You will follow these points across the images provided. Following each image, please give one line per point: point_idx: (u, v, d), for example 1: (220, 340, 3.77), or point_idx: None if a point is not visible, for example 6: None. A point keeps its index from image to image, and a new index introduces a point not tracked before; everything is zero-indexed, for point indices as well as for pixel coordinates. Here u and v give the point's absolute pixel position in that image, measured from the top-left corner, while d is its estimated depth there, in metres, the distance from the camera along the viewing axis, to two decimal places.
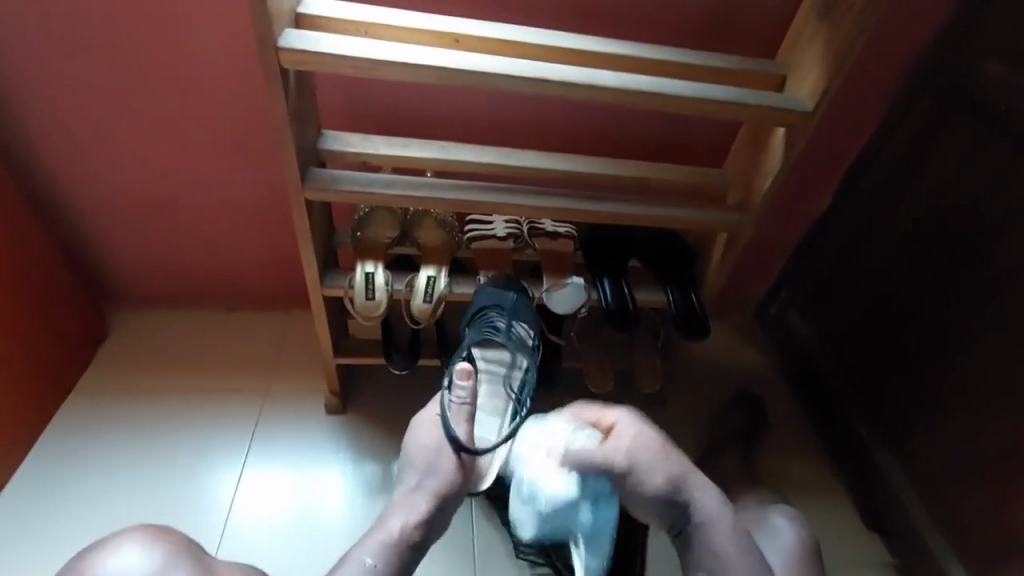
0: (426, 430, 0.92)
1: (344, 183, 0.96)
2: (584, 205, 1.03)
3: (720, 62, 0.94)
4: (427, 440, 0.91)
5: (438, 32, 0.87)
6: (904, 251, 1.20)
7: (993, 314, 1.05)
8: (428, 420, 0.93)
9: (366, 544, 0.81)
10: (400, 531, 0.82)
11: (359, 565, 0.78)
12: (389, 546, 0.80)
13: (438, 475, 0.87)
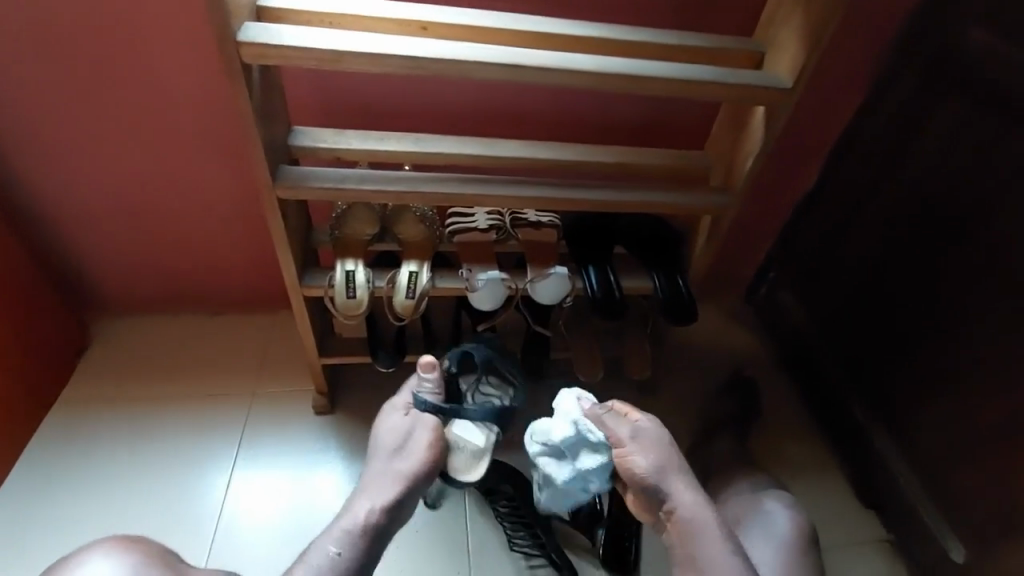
0: (394, 418, 0.99)
1: (316, 180, 0.93)
2: (564, 193, 1.01)
3: (696, 40, 0.92)
4: (396, 425, 0.98)
5: (404, 20, 0.85)
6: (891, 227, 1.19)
7: (981, 287, 1.04)
8: (398, 408, 1.01)
9: (333, 530, 0.86)
10: (365, 518, 0.87)
11: (325, 555, 0.82)
12: (354, 535, 0.85)
13: (407, 454, 0.95)
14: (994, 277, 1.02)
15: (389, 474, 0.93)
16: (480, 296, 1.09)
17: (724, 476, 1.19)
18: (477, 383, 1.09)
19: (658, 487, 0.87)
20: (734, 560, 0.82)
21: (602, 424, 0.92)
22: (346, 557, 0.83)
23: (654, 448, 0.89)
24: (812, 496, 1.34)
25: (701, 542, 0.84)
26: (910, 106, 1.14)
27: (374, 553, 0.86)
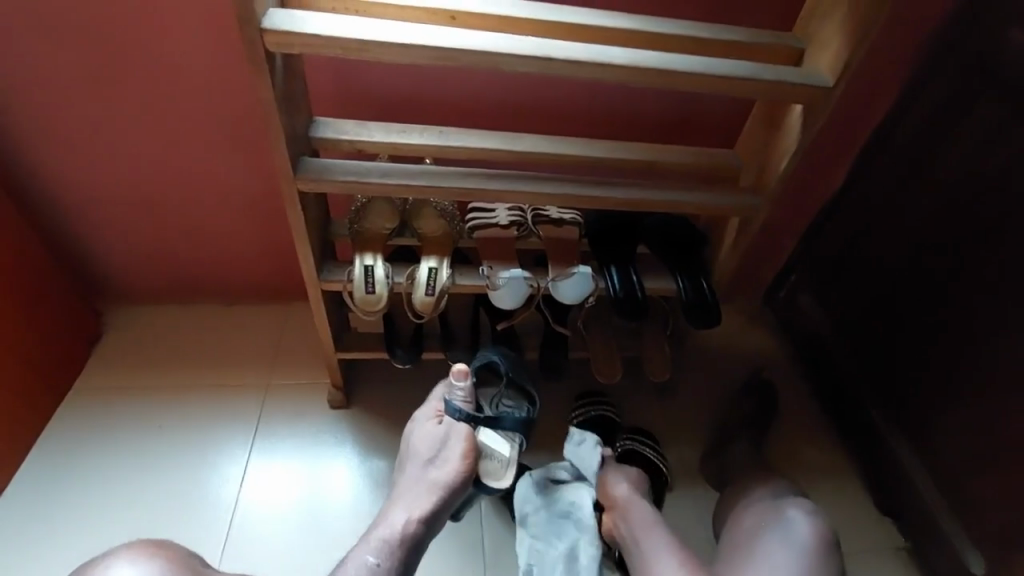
0: (427, 427, 1.03)
1: (338, 173, 0.91)
2: (590, 191, 0.98)
3: (733, 34, 0.89)
4: (428, 435, 1.02)
5: (432, 9, 0.82)
6: (923, 231, 1.15)
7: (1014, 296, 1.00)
8: (430, 417, 1.04)
9: (370, 537, 0.89)
10: (401, 528, 0.90)
11: (363, 564, 0.84)
12: (391, 546, 0.87)
13: (443, 464, 0.99)
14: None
15: (423, 484, 0.96)
16: (501, 295, 1.06)
17: (742, 481, 1.17)
18: (498, 397, 1.14)
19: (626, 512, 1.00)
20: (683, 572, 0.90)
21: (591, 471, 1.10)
22: (384, 567, 0.85)
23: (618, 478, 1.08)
24: (831, 503, 1.32)
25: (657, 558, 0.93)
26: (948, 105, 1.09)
27: (410, 561, 0.88)
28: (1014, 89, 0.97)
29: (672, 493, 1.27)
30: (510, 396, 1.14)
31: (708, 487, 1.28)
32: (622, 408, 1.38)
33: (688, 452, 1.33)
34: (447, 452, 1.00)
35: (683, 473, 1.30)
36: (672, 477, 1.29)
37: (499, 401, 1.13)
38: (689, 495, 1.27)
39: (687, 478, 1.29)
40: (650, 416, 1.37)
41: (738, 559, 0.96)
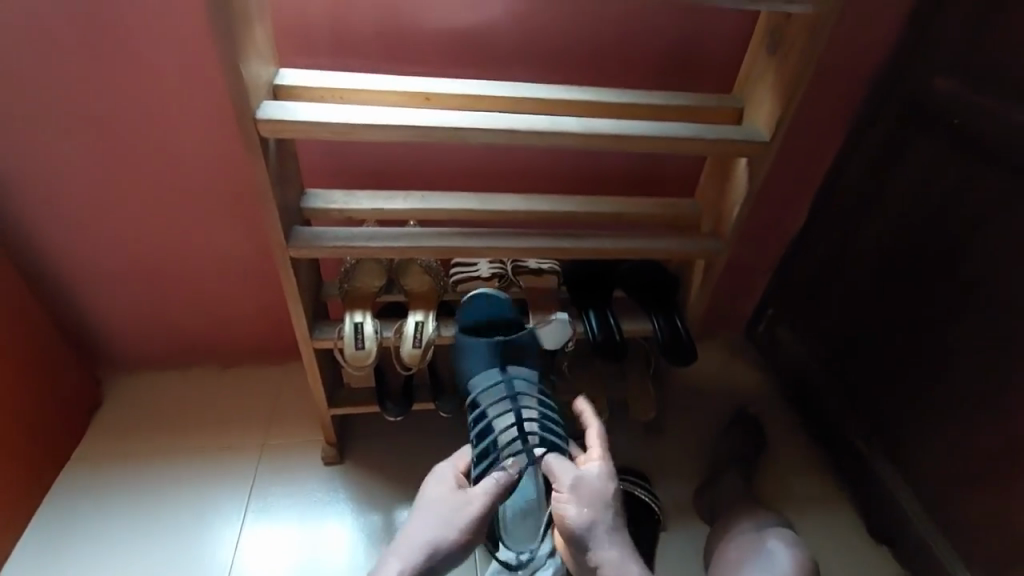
0: (447, 484, 0.88)
1: (327, 239, 0.99)
2: (562, 244, 1.06)
3: (678, 100, 0.99)
4: (443, 500, 0.86)
5: (410, 93, 0.92)
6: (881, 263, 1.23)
7: (965, 319, 1.07)
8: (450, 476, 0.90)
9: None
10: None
11: None
12: None
13: (450, 524, 0.83)
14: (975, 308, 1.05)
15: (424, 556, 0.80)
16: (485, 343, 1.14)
17: (732, 514, 1.18)
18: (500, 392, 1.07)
19: (585, 542, 0.82)
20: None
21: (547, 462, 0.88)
22: None
23: (581, 497, 0.84)
24: (825, 535, 1.32)
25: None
26: (891, 148, 1.20)
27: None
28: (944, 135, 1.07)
29: (666, 533, 1.27)
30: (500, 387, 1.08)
31: (702, 523, 1.29)
32: (612, 450, 1.40)
33: (678, 489, 1.34)
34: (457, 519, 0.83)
35: (676, 512, 1.31)
36: (665, 515, 1.29)
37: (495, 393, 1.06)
38: (683, 535, 1.27)
39: (682, 517, 1.30)
40: (640, 456, 1.39)
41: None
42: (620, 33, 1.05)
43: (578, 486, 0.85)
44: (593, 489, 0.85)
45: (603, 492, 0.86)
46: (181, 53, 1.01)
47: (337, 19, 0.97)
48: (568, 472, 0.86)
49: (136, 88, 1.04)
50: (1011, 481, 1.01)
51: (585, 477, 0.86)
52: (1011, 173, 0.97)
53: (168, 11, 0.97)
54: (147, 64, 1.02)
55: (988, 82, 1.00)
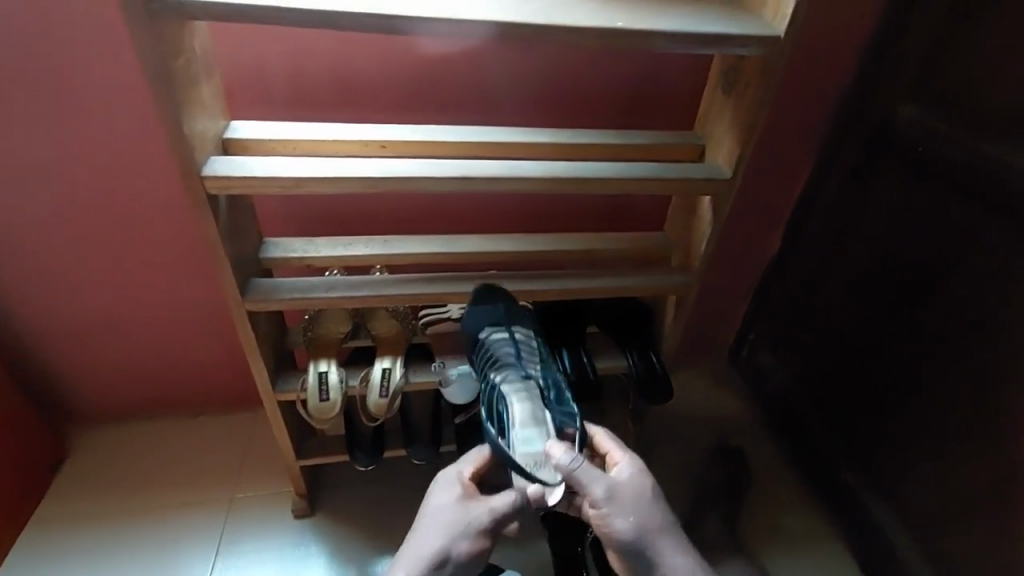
0: (454, 490, 0.84)
1: (284, 292, 0.96)
2: (528, 286, 1.04)
3: (638, 139, 0.99)
4: (449, 508, 0.81)
5: (364, 141, 0.91)
6: (856, 290, 1.21)
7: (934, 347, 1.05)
8: (456, 479, 0.85)
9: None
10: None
11: None
12: None
13: (461, 534, 0.78)
14: (942, 335, 1.04)
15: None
16: (452, 390, 1.11)
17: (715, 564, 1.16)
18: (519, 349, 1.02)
19: (642, 552, 0.78)
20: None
21: (574, 476, 0.80)
22: None
23: (624, 505, 0.79)
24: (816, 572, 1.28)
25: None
26: (857, 174, 1.20)
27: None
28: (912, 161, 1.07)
29: None
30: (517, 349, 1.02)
31: None
32: None
33: None
34: (455, 554, 0.77)
35: None
36: None
37: (509, 354, 1.02)
38: None
39: None
40: None
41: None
42: (576, 74, 1.05)
43: (620, 496, 0.79)
44: (630, 491, 0.81)
45: (642, 491, 0.81)
46: (134, 107, 1.00)
47: (290, 69, 0.97)
48: (599, 483, 0.79)
49: (89, 142, 1.02)
50: (992, 513, 0.98)
51: (617, 481, 0.81)
52: (976, 201, 0.96)
53: (119, 67, 0.96)
54: (99, 119, 1.00)
55: (945, 111, 1.01)
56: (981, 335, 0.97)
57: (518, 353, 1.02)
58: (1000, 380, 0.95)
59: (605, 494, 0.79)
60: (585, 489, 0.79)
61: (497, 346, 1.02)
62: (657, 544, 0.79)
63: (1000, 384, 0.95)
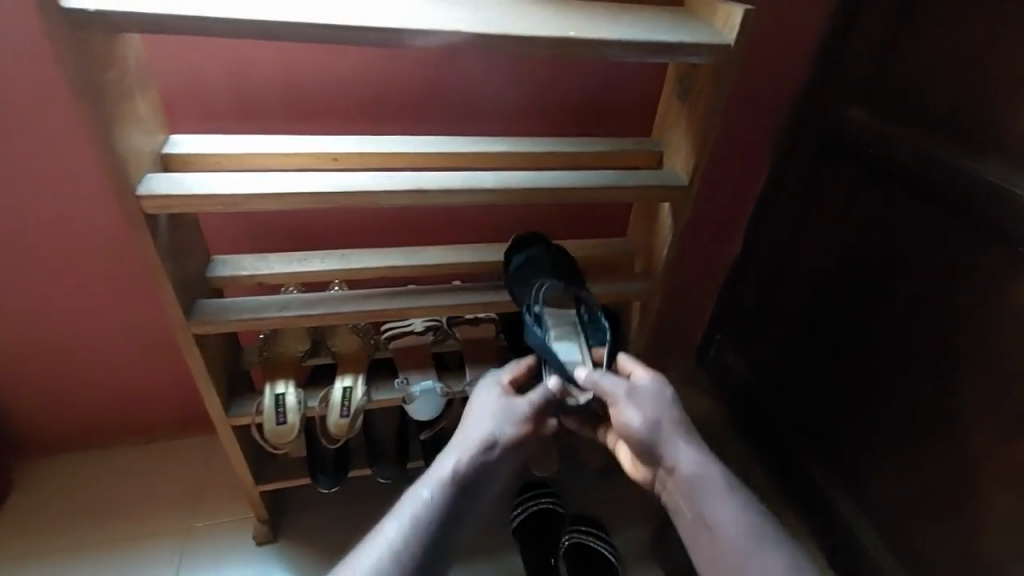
0: (496, 389, 0.93)
1: (233, 312, 0.91)
2: (491, 298, 1.03)
3: (597, 147, 0.99)
4: (495, 401, 0.90)
5: (314, 153, 0.88)
6: (817, 289, 1.24)
7: (893, 343, 1.08)
8: (498, 381, 0.94)
9: (388, 524, 0.79)
10: (416, 521, 0.78)
11: (417, 499, 0.81)
12: (445, 483, 0.82)
13: (506, 420, 0.87)
14: (900, 332, 1.06)
15: (468, 470, 0.83)
16: (418, 406, 1.08)
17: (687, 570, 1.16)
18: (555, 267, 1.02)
19: (657, 445, 0.85)
20: (781, 566, 0.74)
21: (594, 380, 0.89)
22: (435, 505, 0.80)
23: (641, 403, 0.86)
24: None
25: (719, 520, 0.80)
26: (813, 176, 1.22)
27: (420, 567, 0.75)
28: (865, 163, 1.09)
29: None
30: (553, 267, 1.02)
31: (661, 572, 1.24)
32: (566, 497, 1.35)
33: (637, 535, 1.30)
34: (503, 438, 0.86)
35: (634, 558, 1.26)
36: (623, 565, 1.25)
37: (548, 269, 1.02)
38: None
39: (640, 563, 1.26)
40: (596, 502, 1.34)
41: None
42: (533, 82, 1.04)
43: (637, 395, 0.87)
44: (648, 393, 0.87)
45: (658, 394, 0.88)
46: (65, 121, 0.94)
47: (234, 79, 0.93)
48: (617, 383, 0.88)
49: (18, 158, 0.95)
50: (950, 503, 1.02)
51: (634, 383, 0.88)
52: (925, 203, 0.99)
53: (46, 79, 0.90)
54: (27, 134, 0.94)
55: (892, 114, 1.04)
56: (937, 331, 1.00)
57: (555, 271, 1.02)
58: (956, 375, 0.98)
59: (623, 391, 0.87)
60: (603, 391, 0.88)
61: (534, 263, 1.01)
62: (672, 443, 0.85)
63: (956, 379, 0.98)
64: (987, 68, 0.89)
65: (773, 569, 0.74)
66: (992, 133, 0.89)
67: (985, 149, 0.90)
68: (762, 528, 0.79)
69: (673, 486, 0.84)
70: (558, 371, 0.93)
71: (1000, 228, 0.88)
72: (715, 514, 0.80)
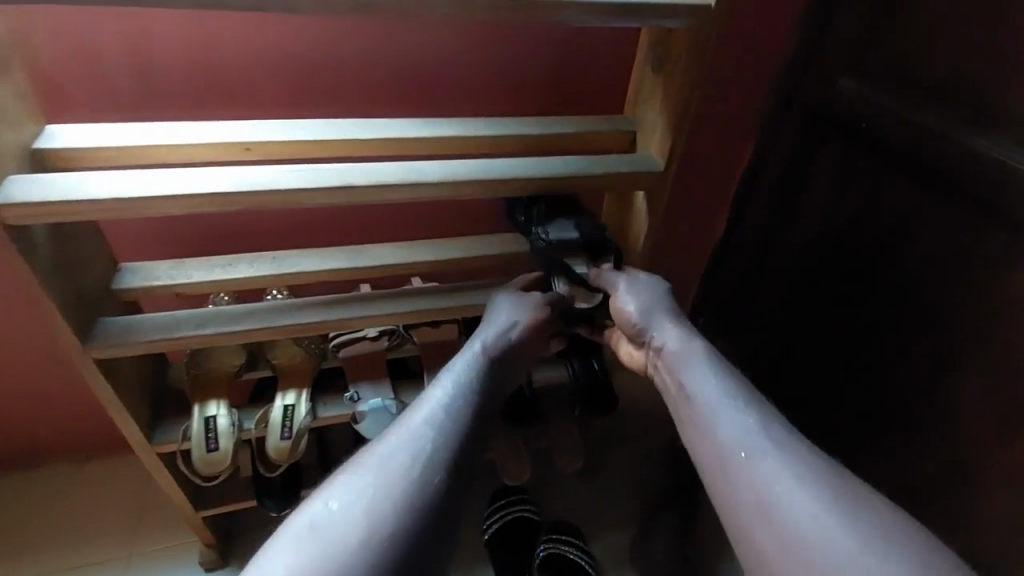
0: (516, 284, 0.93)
1: (141, 332, 0.78)
2: (449, 303, 0.92)
3: (561, 128, 0.86)
4: (519, 293, 0.90)
5: (223, 143, 0.74)
6: (803, 271, 1.11)
7: (883, 346, 0.97)
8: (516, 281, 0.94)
9: (432, 391, 0.73)
10: (464, 385, 0.74)
11: (448, 373, 0.76)
12: (477, 359, 0.79)
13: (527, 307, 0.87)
14: (892, 332, 0.95)
15: (498, 349, 0.81)
16: (368, 426, 0.97)
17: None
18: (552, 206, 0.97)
19: (646, 326, 0.84)
20: (748, 424, 0.68)
21: (602, 276, 0.89)
22: (472, 375, 0.76)
23: (636, 289, 0.86)
24: None
25: (691, 381, 0.75)
26: (799, 148, 1.06)
27: (478, 423, 0.71)
28: (857, 134, 0.95)
29: None
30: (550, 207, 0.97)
31: None
32: (541, 501, 1.27)
33: (615, 540, 1.22)
34: (526, 323, 0.85)
35: (612, 565, 1.18)
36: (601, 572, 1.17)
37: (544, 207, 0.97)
38: None
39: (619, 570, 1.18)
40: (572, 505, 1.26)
41: (749, 466, 0.65)
42: (487, 54, 0.92)
43: (636, 284, 0.87)
44: (646, 283, 0.87)
45: (654, 287, 0.87)
46: None
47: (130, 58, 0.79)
48: (618, 274, 0.89)
49: None
50: (941, 520, 0.92)
51: (634, 275, 0.88)
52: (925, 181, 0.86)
53: None
54: None
55: (891, 86, 0.89)
56: (932, 332, 0.88)
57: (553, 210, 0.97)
58: (951, 383, 0.87)
59: (621, 280, 0.88)
60: (608, 285, 0.88)
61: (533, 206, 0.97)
62: (664, 325, 0.83)
63: (950, 387, 0.87)
64: (999, 27, 0.75)
65: (737, 425, 0.68)
66: (1000, 105, 0.76)
67: (993, 125, 0.76)
68: (738, 389, 0.73)
69: (659, 362, 0.82)
70: (569, 281, 0.90)
71: (1006, 214, 0.76)
72: (689, 376, 0.76)
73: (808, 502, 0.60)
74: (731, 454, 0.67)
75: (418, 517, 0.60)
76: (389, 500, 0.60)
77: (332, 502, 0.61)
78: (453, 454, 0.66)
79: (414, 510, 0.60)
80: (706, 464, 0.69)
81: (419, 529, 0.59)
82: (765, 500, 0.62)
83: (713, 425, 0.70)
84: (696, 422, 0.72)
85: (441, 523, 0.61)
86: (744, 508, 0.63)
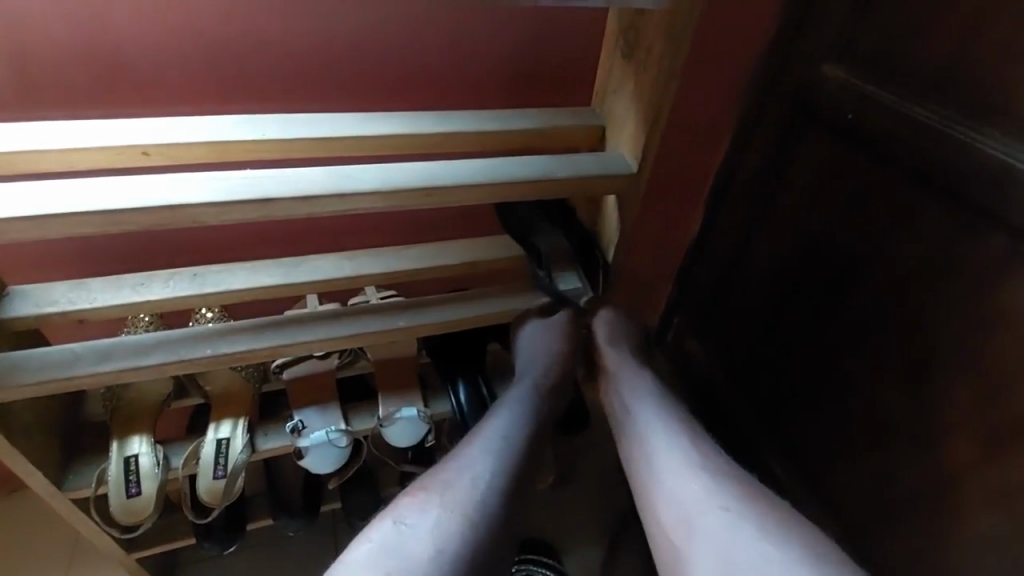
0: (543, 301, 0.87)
1: (29, 372, 0.67)
2: (399, 322, 0.81)
3: (520, 124, 0.75)
4: (557, 324, 0.86)
5: (114, 147, 0.62)
6: (787, 260, 0.97)
7: (862, 361, 0.85)
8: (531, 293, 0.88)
9: (492, 420, 0.75)
10: (525, 417, 0.75)
11: (490, 424, 0.74)
12: (520, 407, 0.76)
13: (561, 345, 0.84)
14: (873, 345, 0.83)
15: (542, 397, 0.79)
16: (312, 460, 0.88)
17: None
18: (548, 211, 0.92)
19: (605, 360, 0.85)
20: (688, 454, 0.69)
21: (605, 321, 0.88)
22: (517, 426, 0.74)
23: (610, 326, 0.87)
24: None
25: (639, 412, 0.76)
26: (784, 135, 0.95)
27: (539, 443, 0.75)
28: (841, 125, 0.84)
29: None
30: (545, 211, 0.92)
31: None
32: None
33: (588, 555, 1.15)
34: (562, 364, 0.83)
35: None
36: None
37: (534, 211, 0.92)
38: None
39: None
40: (542, 521, 1.19)
41: (684, 493, 0.65)
42: (435, 41, 0.82)
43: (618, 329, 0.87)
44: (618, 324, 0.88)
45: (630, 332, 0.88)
46: None
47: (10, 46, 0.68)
48: (604, 312, 0.88)
49: None
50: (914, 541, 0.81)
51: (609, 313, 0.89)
52: (911, 175, 0.75)
53: None
54: None
55: (879, 73, 0.78)
56: (909, 347, 0.78)
57: (550, 216, 0.92)
58: (929, 406, 0.76)
59: (602, 318, 0.88)
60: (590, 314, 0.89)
61: (525, 209, 0.92)
62: (622, 354, 0.84)
63: (928, 410, 0.76)
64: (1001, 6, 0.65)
65: (682, 460, 0.68)
66: (994, 94, 0.65)
67: (989, 115, 0.66)
68: (683, 420, 0.74)
69: (608, 387, 0.83)
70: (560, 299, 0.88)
71: (1000, 214, 0.65)
72: (638, 407, 0.77)
73: (739, 532, 0.60)
74: (668, 479, 0.67)
75: (490, 541, 0.63)
76: (457, 527, 0.63)
77: (394, 527, 0.63)
78: (514, 481, 0.68)
79: (488, 529, 0.64)
80: (642, 485, 0.70)
81: (481, 554, 0.62)
82: (693, 518, 0.63)
83: (654, 453, 0.71)
84: (639, 447, 0.73)
85: (507, 540, 0.65)
86: (671, 525, 0.64)
